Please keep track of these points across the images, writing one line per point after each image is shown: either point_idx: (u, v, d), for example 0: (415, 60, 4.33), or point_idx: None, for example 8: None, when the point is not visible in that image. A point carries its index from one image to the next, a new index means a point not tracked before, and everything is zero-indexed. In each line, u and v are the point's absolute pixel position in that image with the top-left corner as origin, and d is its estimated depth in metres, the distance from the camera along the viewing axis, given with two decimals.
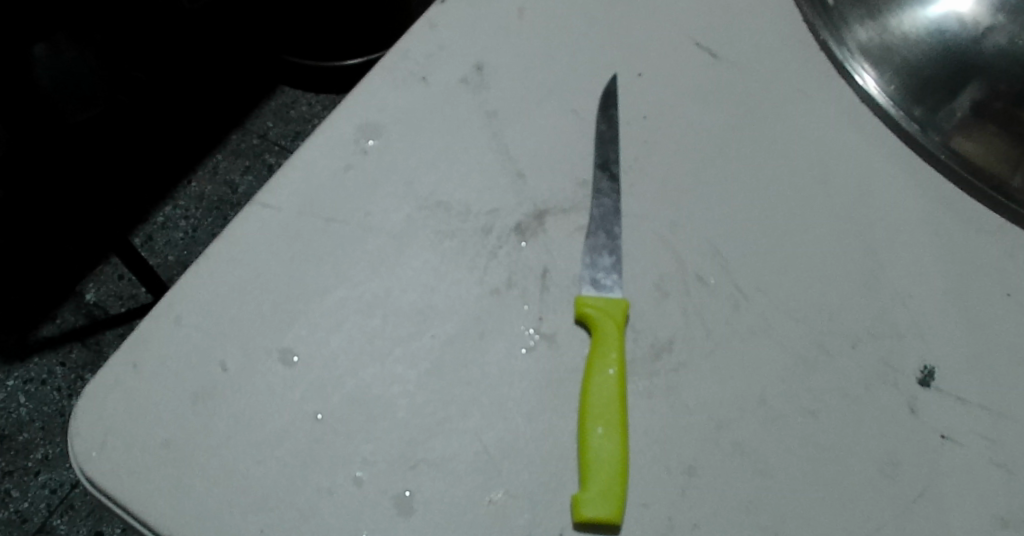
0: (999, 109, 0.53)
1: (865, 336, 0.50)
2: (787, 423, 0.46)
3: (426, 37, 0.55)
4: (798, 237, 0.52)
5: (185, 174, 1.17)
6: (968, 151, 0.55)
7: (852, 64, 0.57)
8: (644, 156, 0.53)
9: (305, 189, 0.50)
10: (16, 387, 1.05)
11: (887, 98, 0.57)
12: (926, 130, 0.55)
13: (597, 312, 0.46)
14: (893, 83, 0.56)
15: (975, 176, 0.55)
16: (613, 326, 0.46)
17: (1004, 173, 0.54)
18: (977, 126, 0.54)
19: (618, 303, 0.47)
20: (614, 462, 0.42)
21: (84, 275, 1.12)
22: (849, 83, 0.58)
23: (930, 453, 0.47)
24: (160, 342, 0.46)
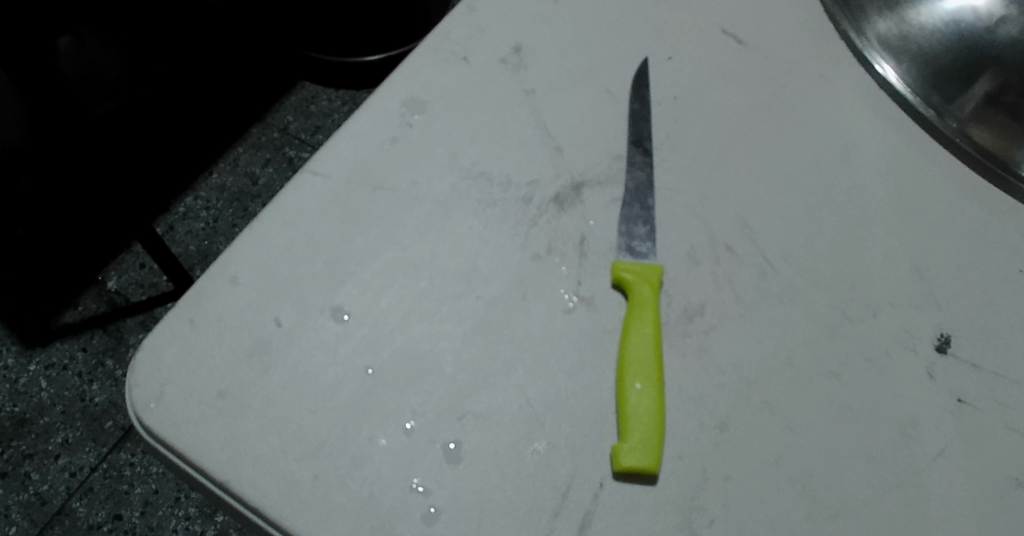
0: (1009, 101, 0.57)
1: (886, 305, 0.53)
2: (813, 384, 0.49)
3: (467, 20, 0.58)
4: (822, 212, 0.55)
5: (206, 166, 1.19)
6: (979, 138, 0.58)
7: (873, 55, 0.61)
8: (675, 133, 0.55)
9: (354, 159, 0.52)
10: (37, 372, 1.06)
11: (906, 87, 0.60)
12: (943, 116, 0.58)
13: (633, 276, 0.49)
14: (911, 73, 0.60)
15: (988, 160, 0.58)
16: (649, 289, 0.48)
17: (1015, 157, 0.58)
18: (989, 113, 0.58)
19: (653, 269, 0.49)
20: (651, 416, 0.45)
21: (106, 263, 1.13)
22: (870, 73, 0.61)
23: (948, 415, 0.50)
24: (216, 300, 0.49)
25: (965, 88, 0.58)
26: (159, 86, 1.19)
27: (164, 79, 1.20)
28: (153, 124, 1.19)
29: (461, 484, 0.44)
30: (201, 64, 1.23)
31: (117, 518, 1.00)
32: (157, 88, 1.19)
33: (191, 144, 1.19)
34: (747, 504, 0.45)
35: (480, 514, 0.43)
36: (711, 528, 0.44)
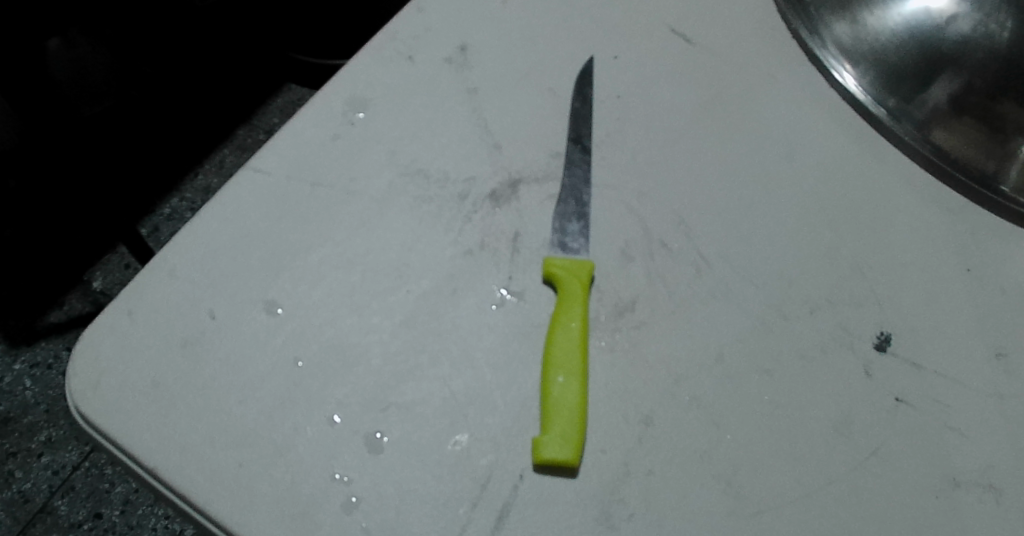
0: (969, 101, 0.57)
1: (824, 303, 0.52)
2: (742, 380, 0.49)
3: (414, 20, 0.58)
4: (763, 210, 0.55)
5: (192, 167, 1.20)
6: (941, 143, 0.58)
7: (832, 64, 0.60)
8: (616, 131, 0.56)
9: (295, 155, 0.53)
10: (22, 371, 1.08)
11: (867, 95, 0.59)
12: (903, 123, 0.58)
13: (564, 272, 0.49)
14: (871, 81, 0.59)
15: (951, 165, 0.57)
16: (578, 285, 0.48)
17: (976, 160, 0.58)
18: (950, 117, 0.58)
19: (585, 265, 0.49)
20: (574, 410, 0.45)
21: (91, 263, 1.14)
22: (830, 82, 0.60)
23: (884, 414, 0.50)
24: (154, 292, 0.49)
25: (921, 91, 0.59)
26: (146, 86, 1.22)
27: (150, 80, 1.22)
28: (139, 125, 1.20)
29: (382, 474, 0.45)
30: (188, 66, 1.26)
31: (98, 517, 1.01)
32: (145, 89, 1.22)
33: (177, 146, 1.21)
34: (668, 498, 0.45)
35: (400, 503, 0.44)
36: (631, 522, 0.44)
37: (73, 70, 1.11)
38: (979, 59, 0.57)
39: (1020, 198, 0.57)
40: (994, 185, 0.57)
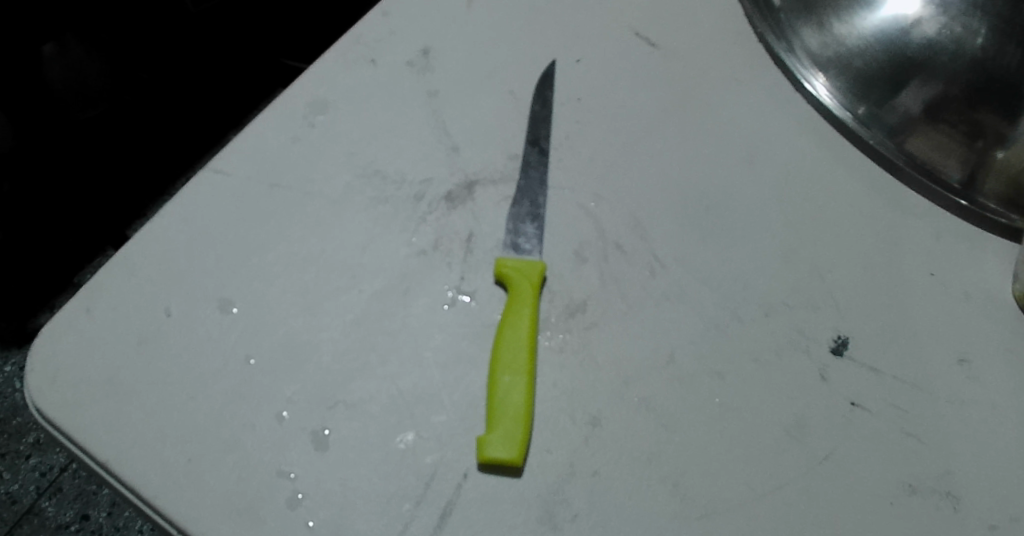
0: (946, 105, 0.56)
1: (781, 306, 0.52)
2: (694, 383, 0.48)
3: (378, 24, 0.59)
4: (722, 213, 0.54)
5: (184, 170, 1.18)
6: (911, 149, 0.57)
7: (803, 74, 0.60)
8: (576, 134, 0.56)
9: (254, 157, 0.53)
10: (13, 373, 1.08)
11: (837, 103, 0.59)
12: (873, 130, 0.58)
13: (514, 272, 0.49)
14: (841, 89, 0.59)
15: (920, 172, 0.57)
16: (528, 285, 0.49)
17: (944, 166, 0.57)
18: (922, 121, 0.57)
19: (535, 264, 0.49)
20: (519, 410, 0.45)
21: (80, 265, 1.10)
22: (800, 91, 0.60)
23: (839, 418, 0.49)
24: (111, 288, 0.49)
25: (891, 96, 0.58)
26: (139, 92, 1.21)
27: (145, 86, 1.21)
28: (131, 129, 1.18)
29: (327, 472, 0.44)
30: (179, 69, 1.22)
31: (84, 518, 1.01)
32: (138, 94, 1.21)
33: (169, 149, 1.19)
34: (613, 499, 0.45)
35: (344, 501, 0.44)
36: (575, 523, 0.44)
37: (67, 76, 1.14)
38: (947, 65, 0.56)
39: (991, 203, 0.56)
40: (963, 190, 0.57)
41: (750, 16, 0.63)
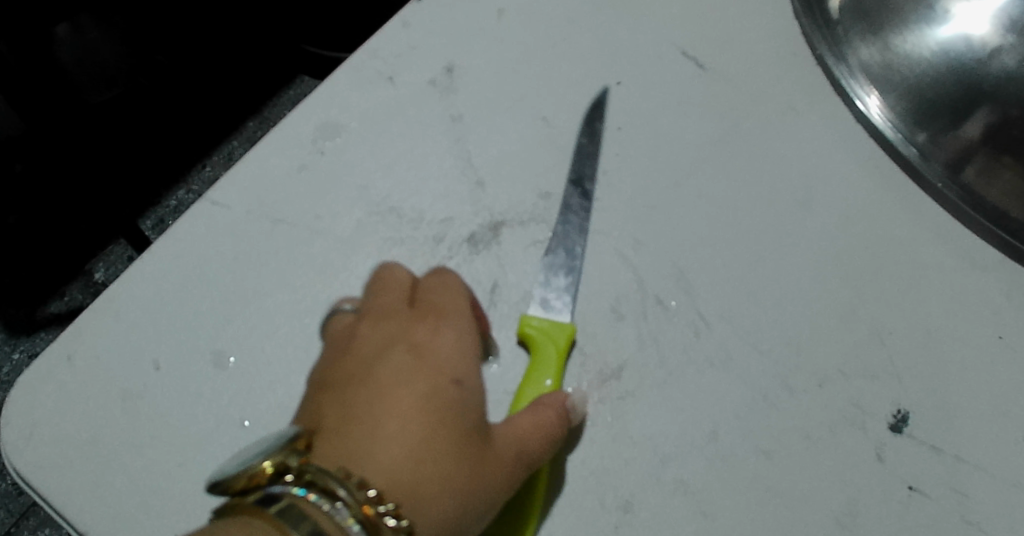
0: (1015, 137, 0.50)
1: (836, 375, 0.47)
2: (736, 463, 0.44)
3: (398, 35, 0.53)
4: (771, 263, 0.49)
5: (198, 157, 0.99)
6: (970, 182, 0.51)
7: (853, 88, 0.54)
8: (614, 168, 0.51)
9: (256, 187, 0.48)
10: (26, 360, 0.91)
11: (888, 124, 0.53)
12: (927, 158, 0.52)
13: (539, 333, 0.44)
14: (896, 109, 0.53)
15: (977, 210, 0.51)
16: (554, 350, 0.44)
17: (1009, 207, 0.51)
18: (990, 155, 0.50)
19: (562, 331, 0.45)
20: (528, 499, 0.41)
21: (91, 253, 0.95)
22: (849, 107, 0.54)
23: (895, 505, 0.45)
24: (96, 335, 0.45)
25: (955, 125, 0.51)
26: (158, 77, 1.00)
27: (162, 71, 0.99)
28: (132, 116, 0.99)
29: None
30: (201, 53, 1.02)
31: None
32: (155, 78, 1.00)
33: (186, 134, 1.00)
34: None
35: None
36: None
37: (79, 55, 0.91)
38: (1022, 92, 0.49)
39: None
40: None
41: (799, 14, 0.57)
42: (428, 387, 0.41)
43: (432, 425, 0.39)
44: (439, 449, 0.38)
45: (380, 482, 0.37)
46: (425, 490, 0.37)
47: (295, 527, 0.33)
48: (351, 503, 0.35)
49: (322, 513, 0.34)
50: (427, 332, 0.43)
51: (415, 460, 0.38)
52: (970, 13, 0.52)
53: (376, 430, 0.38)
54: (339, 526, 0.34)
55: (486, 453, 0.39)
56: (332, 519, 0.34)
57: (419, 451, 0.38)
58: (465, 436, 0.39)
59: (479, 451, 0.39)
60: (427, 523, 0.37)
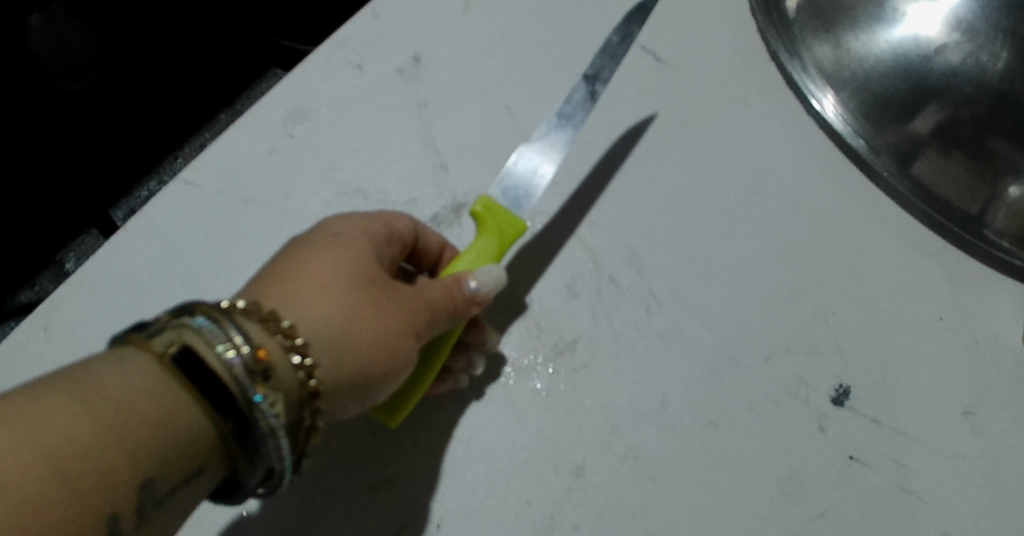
0: (965, 133, 0.51)
1: (781, 351, 0.49)
2: (685, 431, 0.46)
3: (367, 25, 0.55)
4: (722, 245, 0.51)
5: (169, 149, 0.92)
6: (922, 178, 0.53)
7: (810, 89, 0.56)
8: (574, 155, 0.53)
9: (228, 168, 0.50)
10: None
11: (844, 123, 0.55)
12: (881, 155, 0.54)
13: (485, 210, 0.45)
14: (851, 109, 0.54)
15: (931, 205, 0.53)
16: (494, 228, 0.45)
17: (962, 201, 0.52)
18: (942, 149, 0.52)
19: (515, 225, 0.45)
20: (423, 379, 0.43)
21: (61, 243, 0.89)
22: (806, 107, 0.56)
23: (836, 474, 0.47)
24: (69, 308, 0.47)
25: (905, 120, 0.53)
26: (132, 70, 0.91)
27: (134, 62, 0.90)
28: (108, 112, 0.91)
29: (295, 503, 0.43)
30: None
31: None
32: (129, 71, 0.91)
33: (158, 124, 0.92)
34: None
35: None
36: None
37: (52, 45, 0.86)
38: (968, 92, 0.51)
39: (1003, 240, 0.52)
40: (974, 229, 0.52)
41: (756, 13, 0.58)
42: (351, 249, 0.41)
43: (356, 294, 0.40)
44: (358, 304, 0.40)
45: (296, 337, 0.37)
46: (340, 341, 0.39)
47: (165, 342, 0.33)
48: (234, 333, 0.34)
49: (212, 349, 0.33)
50: (350, 220, 0.44)
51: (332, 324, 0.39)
52: (922, 15, 0.54)
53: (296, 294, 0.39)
54: (212, 350, 0.33)
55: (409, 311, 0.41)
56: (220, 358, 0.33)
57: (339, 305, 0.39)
58: (378, 310, 0.40)
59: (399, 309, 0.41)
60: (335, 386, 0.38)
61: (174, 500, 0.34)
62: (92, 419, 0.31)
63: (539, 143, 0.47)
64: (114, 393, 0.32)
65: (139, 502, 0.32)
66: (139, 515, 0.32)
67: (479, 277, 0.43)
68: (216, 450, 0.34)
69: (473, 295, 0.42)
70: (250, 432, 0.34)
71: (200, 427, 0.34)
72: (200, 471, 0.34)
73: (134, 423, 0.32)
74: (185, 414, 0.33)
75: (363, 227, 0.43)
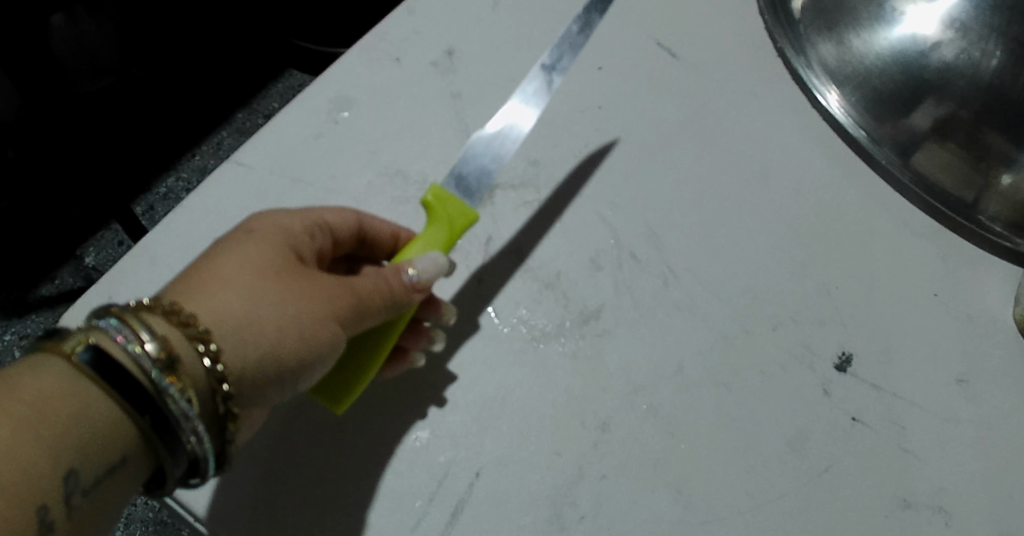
0: (958, 126, 0.56)
1: (788, 321, 0.53)
2: (701, 392, 0.50)
3: (404, 22, 0.59)
4: (733, 224, 0.55)
5: (188, 148, 1.00)
6: (921, 169, 0.57)
7: (817, 87, 0.60)
8: (596, 141, 0.57)
9: (277, 151, 0.55)
10: (12, 342, 0.90)
11: (848, 118, 0.59)
12: (882, 146, 0.58)
13: (435, 199, 0.48)
14: (854, 104, 0.59)
15: (929, 192, 0.57)
16: (442, 216, 0.48)
17: (957, 189, 0.56)
18: (937, 140, 0.56)
19: (464, 214, 0.48)
20: (368, 366, 0.46)
21: (81, 237, 0.95)
22: (814, 104, 0.60)
23: (839, 433, 0.50)
24: (132, 277, 0.51)
25: (904, 115, 0.57)
26: (150, 68, 0.99)
27: (153, 61, 0.99)
28: (131, 109, 0.98)
29: (342, 454, 0.47)
30: (191, 44, 1.02)
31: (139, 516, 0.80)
32: (147, 70, 0.99)
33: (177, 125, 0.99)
34: (617, 503, 0.47)
35: (340, 484, 0.47)
36: (581, 524, 0.46)
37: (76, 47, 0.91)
38: (963, 88, 0.55)
39: (996, 224, 0.56)
40: (969, 214, 0.56)
41: (764, 15, 0.62)
42: (264, 242, 0.44)
43: (276, 284, 0.43)
44: (270, 293, 0.42)
45: (208, 324, 0.40)
46: (254, 330, 0.41)
47: (71, 342, 0.38)
48: (141, 329, 0.38)
49: (125, 354, 0.38)
50: (279, 215, 0.47)
51: (248, 309, 0.41)
52: (920, 15, 0.58)
53: (215, 280, 0.42)
54: (121, 347, 0.38)
55: (323, 297, 0.43)
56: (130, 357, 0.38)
57: (250, 294, 0.42)
58: (298, 299, 0.43)
59: (314, 296, 0.43)
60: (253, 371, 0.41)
61: (105, 489, 0.38)
62: (8, 423, 0.35)
63: (491, 132, 0.50)
64: (30, 396, 0.36)
65: (65, 492, 0.37)
66: (67, 504, 0.37)
67: (418, 265, 0.46)
68: (139, 441, 0.38)
69: (414, 283, 0.46)
70: (166, 419, 0.38)
71: (118, 421, 0.38)
72: (124, 461, 0.38)
73: (51, 420, 0.36)
74: (100, 410, 0.37)
75: (280, 221, 0.46)
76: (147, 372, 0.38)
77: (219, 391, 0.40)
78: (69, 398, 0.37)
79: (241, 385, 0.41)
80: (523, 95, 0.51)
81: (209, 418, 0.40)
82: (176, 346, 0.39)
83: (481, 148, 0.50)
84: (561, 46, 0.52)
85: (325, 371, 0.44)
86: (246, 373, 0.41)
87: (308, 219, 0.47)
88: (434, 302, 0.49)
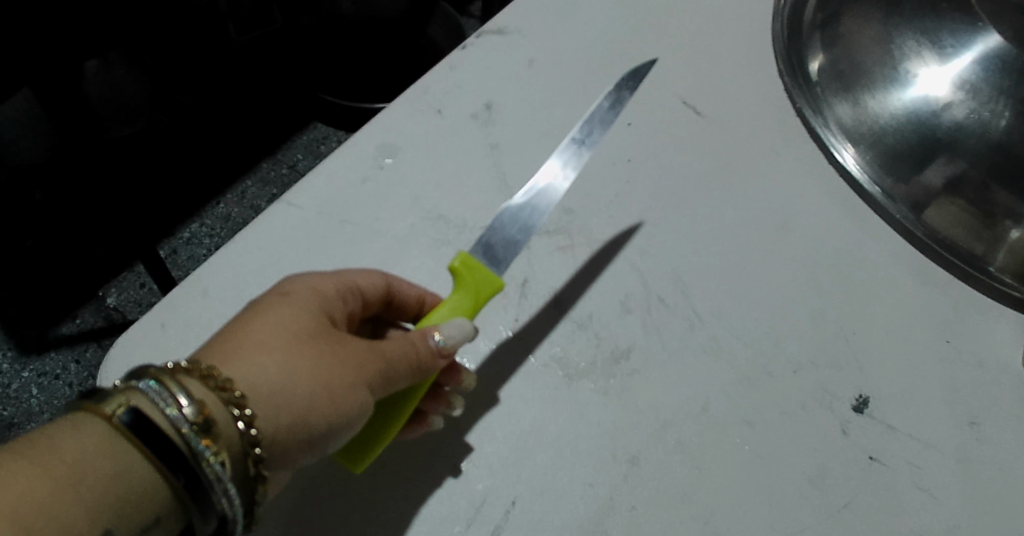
0: (970, 184, 0.59)
1: (808, 364, 0.55)
2: (725, 430, 0.53)
3: (446, 77, 0.64)
4: (755, 271, 0.58)
5: (213, 195, 1.02)
6: (933, 224, 0.60)
7: (834, 145, 0.63)
8: (625, 191, 0.61)
9: (325, 193, 0.58)
10: (29, 380, 0.91)
11: (863, 173, 0.62)
12: (896, 201, 0.61)
13: (463, 265, 0.50)
14: (869, 162, 0.62)
15: (941, 246, 0.60)
16: (470, 282, 0.50)
17: (968, 243, 0.60)
18: (948, 196, 0.60)
19: (491, 282, 0.50)
20: (389, 428, 0.48)
21: (104, 277, 0.97)
22: (831, 161, 0.63)
23: (858, 471, 0.52)
24: (184, 306, 0.54)
25: (917, 172, 0.61)
26: (180, 116, 1.05)
27: (183, 110, 1.05)
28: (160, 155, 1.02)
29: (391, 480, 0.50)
30: (222, 92, 1.07)
31: None
32: (177, 117, 1.04)
33: (204, 173, 1.03)
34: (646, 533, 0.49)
35: (383, 508, 0.49)
36: None
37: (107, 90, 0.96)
38: (973, 146, 0.59)
39: (1006, 277, 0.59)
40: (981, 266, 0.59)
41: (782, 73, 0.66)
42: (301, 308, 0.47)
43: (312, 351, 0.45)
44: (303, 359, 0.44)
45: (245, 390, 0.43)
46: (288, 394, 0.44)
47: (110, 404, 0.39)
48: (177, 392, 0.40)
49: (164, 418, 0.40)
50: (316, 279, 0.49)
51: (283, 376, 0.44)
52: (932, 77, 0.62)
53: (253, 344, 0.44)
54: (158, 410, 0.40)
55: (355, 365, 0.46)
56: (167, 420, 0.40)
57: (285, 359, 0.44)
58: (332, 366, 0.45)
59: (346, 363, 0.45)
60: (284, 436, 0.43)
61: None
62: (48, 482, 0.37)
63: (520, 202, 0.51)
64: (69, 456, 0.38)
65: None
66: None
67: (445, 332, 0.48)
68: (169, 500, 0.40)
69: (440, 349, 0.48)
70: (199, 481, 0.40)
71: (153, 481, 0.40)
72: (156, 522, 0.40)
73: (89, 478, 0.38)
74: (137, 470, 0.39)
75: (316, 285, 0.49)
76: (184, 435, 0.39)
77: (251, 454, 0.42)
78: (108, 457, 0.39)
79: (272, 449, 0.43)
80: (555, 161, 0.53)
81: (240, 480, 0.42)
82: (212, 409, 0.41)
83: (510, 218, 0.51)
84: (591, 121, 0.55)
85: (350, 435, 0.46)
86: (276, 438, 0.43)
87: (342, 283, 0.50)
88: (454, 368, 0.51)
